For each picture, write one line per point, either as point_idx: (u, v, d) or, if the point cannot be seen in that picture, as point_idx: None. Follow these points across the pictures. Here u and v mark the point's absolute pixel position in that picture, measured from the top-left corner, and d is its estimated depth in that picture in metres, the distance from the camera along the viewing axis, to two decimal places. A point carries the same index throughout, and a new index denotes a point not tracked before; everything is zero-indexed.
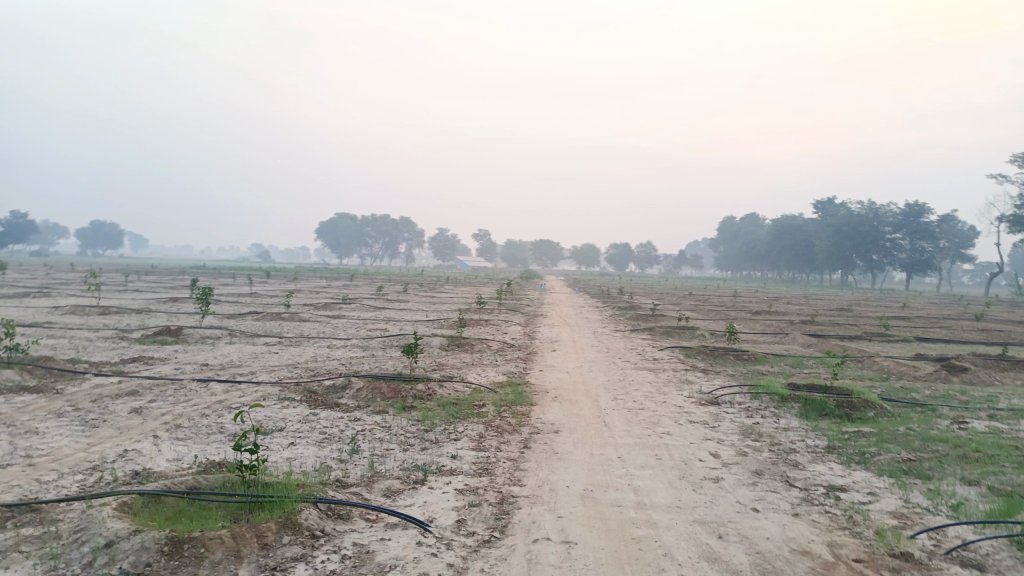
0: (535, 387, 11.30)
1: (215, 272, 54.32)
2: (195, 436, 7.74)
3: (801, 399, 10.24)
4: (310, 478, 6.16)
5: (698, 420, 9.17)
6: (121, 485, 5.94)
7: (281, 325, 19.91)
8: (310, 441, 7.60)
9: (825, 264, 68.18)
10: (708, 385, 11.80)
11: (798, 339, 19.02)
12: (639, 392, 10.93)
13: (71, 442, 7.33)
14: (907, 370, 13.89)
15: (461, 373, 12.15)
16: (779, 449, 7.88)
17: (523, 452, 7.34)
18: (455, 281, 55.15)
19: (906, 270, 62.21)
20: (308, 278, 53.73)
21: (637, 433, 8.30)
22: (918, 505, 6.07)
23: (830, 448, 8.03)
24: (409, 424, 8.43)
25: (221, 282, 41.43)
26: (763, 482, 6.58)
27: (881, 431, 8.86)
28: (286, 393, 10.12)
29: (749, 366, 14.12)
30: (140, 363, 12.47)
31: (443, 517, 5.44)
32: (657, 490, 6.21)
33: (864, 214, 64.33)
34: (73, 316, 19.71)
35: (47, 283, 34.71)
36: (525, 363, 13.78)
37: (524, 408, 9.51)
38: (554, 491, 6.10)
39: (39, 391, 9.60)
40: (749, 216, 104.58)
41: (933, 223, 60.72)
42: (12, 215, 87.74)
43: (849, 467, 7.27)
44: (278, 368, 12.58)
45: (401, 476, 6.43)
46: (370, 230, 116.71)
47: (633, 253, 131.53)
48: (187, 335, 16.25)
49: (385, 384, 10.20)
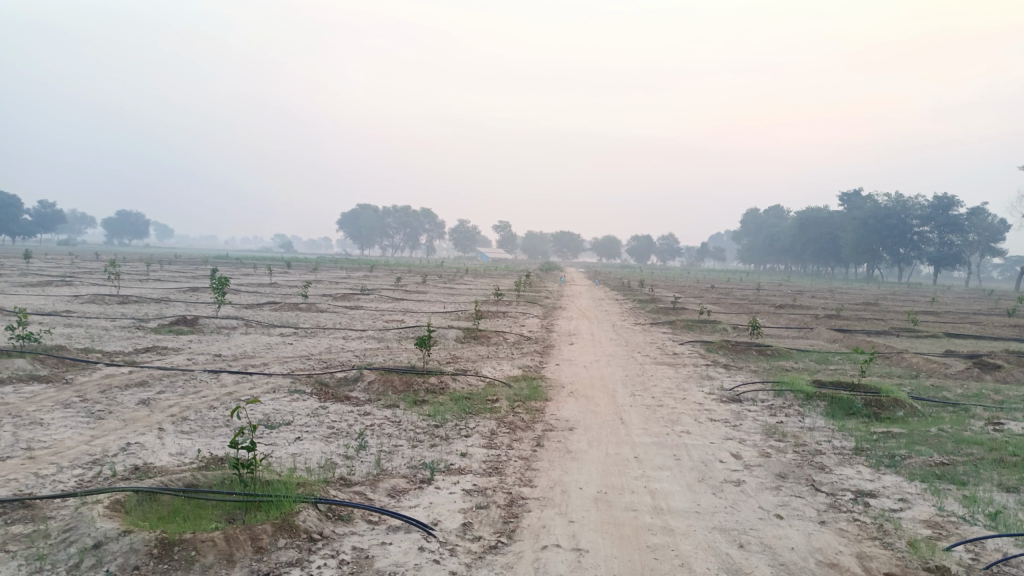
0: (551, 381, 11.04)
1: (238, 263, 54.60)
2: (200, 429, 7.57)
3: (827, 398, 9.88)
4: (313, 476, 5.95)
5: (719, 418, 8.85)
6: (119, 481, 5.76)
7: (298, 315, 19.85)
8: (317, 435, 7.39)
9: (850, 258, 67.08)
10: (730, 382, 11.44)
11: (824, 335, 18.52)
12: (657, 389, 10.60)
13: (74, 434, 7.19)
14: (938, 368, 13.40)
15: (476, 367, 11.91)
16: (804, 450, 7.53)
17: (536, 450, 7.08)
18: (475, 272, 55.09)
19: (934, 264, 60.95)
20: (329, 269, 53.94)
21: (655, 431, 8.01)
22: (954, 513, 5.71)
23: (859, 449, 7.68)
24: (420, 420, 8.20)
25: (242, 273, 41.49)
26: (786, 487, 6.25)
27: (911, 431, 8.48)
28: (296, 385, 9.96)
29: (772, 362, 13.71)
30: (153, 353, 12.40)
31: (448, 520, 5.19)
32: (675, 494, 5.91)
33: (891, 207, 63.01)
34: (94, 305, 19.80)
35: (72, 271, 35.07)
36: (541, 356, 13.50)
37: (538, 404, 9.25)
38: (567, 493, 5.83)
39: (49, 380, 9.51)
40: (773, 209, 103.25)
41: (962, 216, 59.55)
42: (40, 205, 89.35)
43: (879, 470, 6.91)
44: (292, 359, 12.43)
45: (407, 475, 6.19)
46: (391, 221, 116.91)
47: (655, 246, 130.33)
48: (203, 325, 16.17)
49: (398, 377, 9.98)
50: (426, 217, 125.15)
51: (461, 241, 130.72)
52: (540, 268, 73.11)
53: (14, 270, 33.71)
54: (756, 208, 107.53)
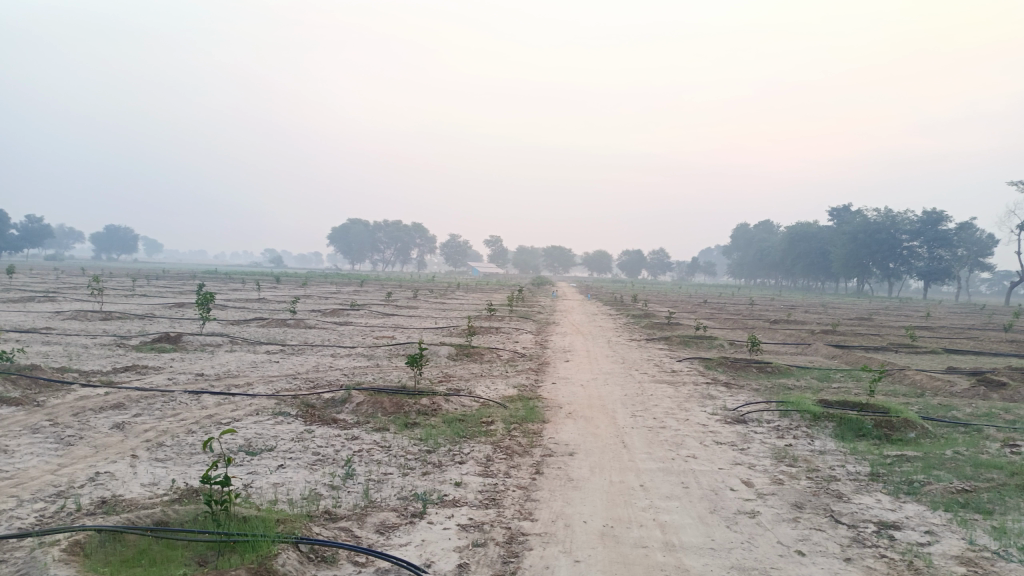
0: (548, 401, 10.58)
1: (226, 278, 53.86)
2: (176, 457, 7.08)
3: (835, 418, 9.51)
4: (294, 510, 5.49)
5: (725, 441, 8.44)
6: (84, 517, 5.27)
7: (285, 332, 19.33)
8: (301, 463, 6.93)
9: (840, 273, 67.04)
10: (734, 401, 11.02)
11: (822, 352, 18.13)
12: (658, 409, 10.17)
13: (40, 463, 6.69)
14: (942, 386, 13.03)
15: (469, 386, 11.44)
16: (818, 476, 7.13)
17: (535, 478, 6.64)
18: (464, 287, 54.56)
19: (924, 279, 60.78)
20: (316, 283, 53.17)
21: (659, 456, 7.59)
22: (986, 547, 5.30)
23: (875, 475, 7.28)
24: (411, 444, 7.76)
25: (230, 288, 40.88)
26: (805, 518, 5.84)
27: (927, 454, 8.10)
28: (281, 407, 9.48)
29: (773, 380, 13.31)
30: (131, 372, 11.90)
31: (442, 561, 4.74)
32: (686, 528, 5.49)
33: (881, 222, 63.01)
34: (75, 322, 19.21)
35: (56, 287, 34.37)
36: (536, 375, 13.05)
37: (535, 427, 8.80)
38: (570, 527, 5.40)
39: (19, 403, 8.99)
40: (763, 225, 103.50)
41: (951, 231, 59.64)
42: (26, 221, 88.86)
43: (898, 499, 6.52)
44: (277, 378, 11.94)
45: (397, 508, 5.73)
46: (382, 236, 116.36)
47: (645, 260, 130.24)
48: (186, 342, 15.65)
49: (387, 398, 9.53)
50: (417, 231, 124.63)
51: (452, 257, 130.27)
52: (532, 283, 73.00)
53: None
54: (746, 225, 107.80)
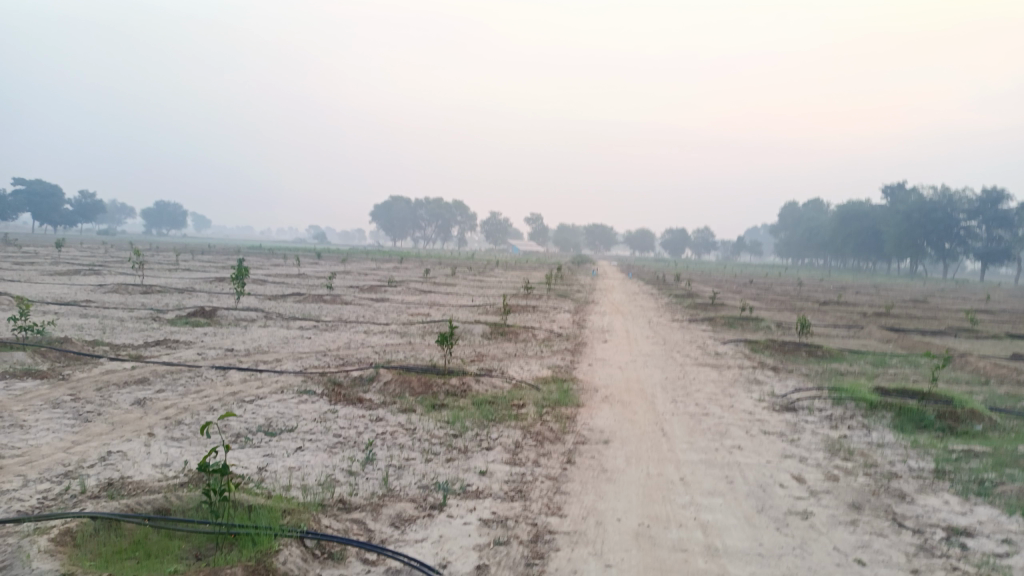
0: (583, 383, 10.08)
1: (269, 253, 54.31)
2: (193, 436, 6.80)
3: (894, 408, 8.81)
4: (305, 499, 5.12)
5: (774, 431, 7.85)
6: (87, 500, 5.00)
7: (321, 307, 19.13)
8: (321, 445, 6.59)
9: (893, 254, 64.75)
10: (782, 387, 10.36)
11: (876, 335, 17.20)
12: (701, 394, 9.60)
13: (53, 440, 6.46)
14: (1009, 375, 12.13)
15: (502, 366, 11.02)
16: (877, 473, 6.53)
17: (565, 468, 6.19)
18: (504, 265, 54.15)
19: (982, 261, 58.43)
20: (358, 259, 53.19)
21: (701, 446, 7.06)
22: None
23: (939, 472, 6.64)
24: (437, 427, 7.36)
25: (271, 263, 41.06)
26: (865, 522, 5.27)
27: (997, 450, 7.39)
28: (307, 385, 9.17)
29: (824, 364, 12.57)
30: (162, 347, 11.75)
31: (459, 562, 4.31)
32: (731, 529, 4.97)
33: (937, 201, 60.50)
34: (115, 295, 19.33)
35: (104, 260, 34.87)
36: (573, 355, 12.57)
37: (569, 411, 8.34)
38: (602, 526, 4.93)
39: (44, 376, 8.87)
40: (813, 203, 100.72)
41: (1012, 211, 57.16)
42: (80, 197, 91.70)
43: (968, 501, 5.88)
44: (306, 355, 11.66)
45: (416, 499, 5.33)
46: (424, 213, 116.45)
47: (688, 239, 128.02)
48: (221, 317, 15.54)
49: (416, 378, 9.16)
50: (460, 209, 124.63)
51: (493, 234, 129.34)
52: (575, 260, 72.10)
53: (46, 258, 33.71)
54: (794, 203, 105.10)
